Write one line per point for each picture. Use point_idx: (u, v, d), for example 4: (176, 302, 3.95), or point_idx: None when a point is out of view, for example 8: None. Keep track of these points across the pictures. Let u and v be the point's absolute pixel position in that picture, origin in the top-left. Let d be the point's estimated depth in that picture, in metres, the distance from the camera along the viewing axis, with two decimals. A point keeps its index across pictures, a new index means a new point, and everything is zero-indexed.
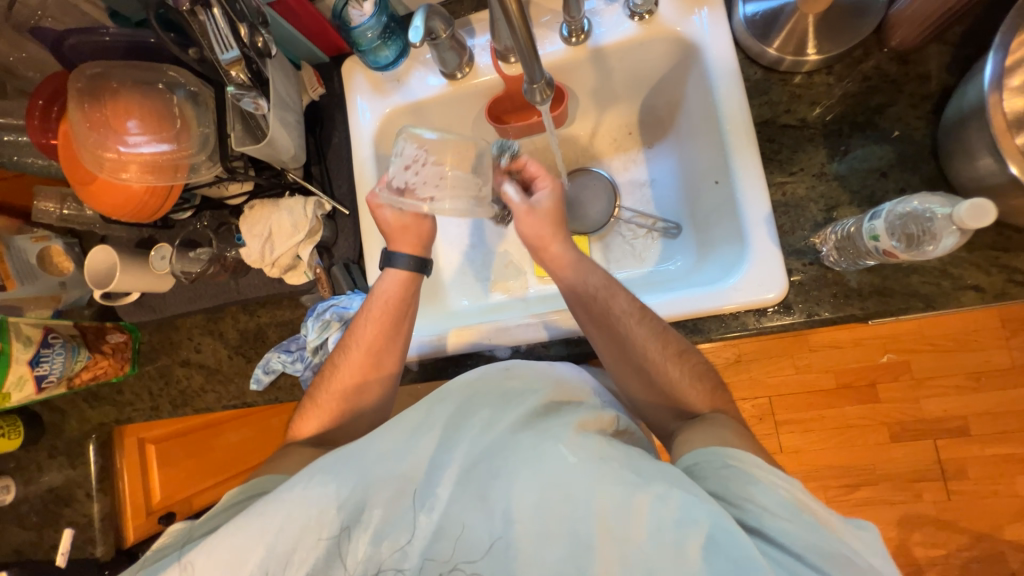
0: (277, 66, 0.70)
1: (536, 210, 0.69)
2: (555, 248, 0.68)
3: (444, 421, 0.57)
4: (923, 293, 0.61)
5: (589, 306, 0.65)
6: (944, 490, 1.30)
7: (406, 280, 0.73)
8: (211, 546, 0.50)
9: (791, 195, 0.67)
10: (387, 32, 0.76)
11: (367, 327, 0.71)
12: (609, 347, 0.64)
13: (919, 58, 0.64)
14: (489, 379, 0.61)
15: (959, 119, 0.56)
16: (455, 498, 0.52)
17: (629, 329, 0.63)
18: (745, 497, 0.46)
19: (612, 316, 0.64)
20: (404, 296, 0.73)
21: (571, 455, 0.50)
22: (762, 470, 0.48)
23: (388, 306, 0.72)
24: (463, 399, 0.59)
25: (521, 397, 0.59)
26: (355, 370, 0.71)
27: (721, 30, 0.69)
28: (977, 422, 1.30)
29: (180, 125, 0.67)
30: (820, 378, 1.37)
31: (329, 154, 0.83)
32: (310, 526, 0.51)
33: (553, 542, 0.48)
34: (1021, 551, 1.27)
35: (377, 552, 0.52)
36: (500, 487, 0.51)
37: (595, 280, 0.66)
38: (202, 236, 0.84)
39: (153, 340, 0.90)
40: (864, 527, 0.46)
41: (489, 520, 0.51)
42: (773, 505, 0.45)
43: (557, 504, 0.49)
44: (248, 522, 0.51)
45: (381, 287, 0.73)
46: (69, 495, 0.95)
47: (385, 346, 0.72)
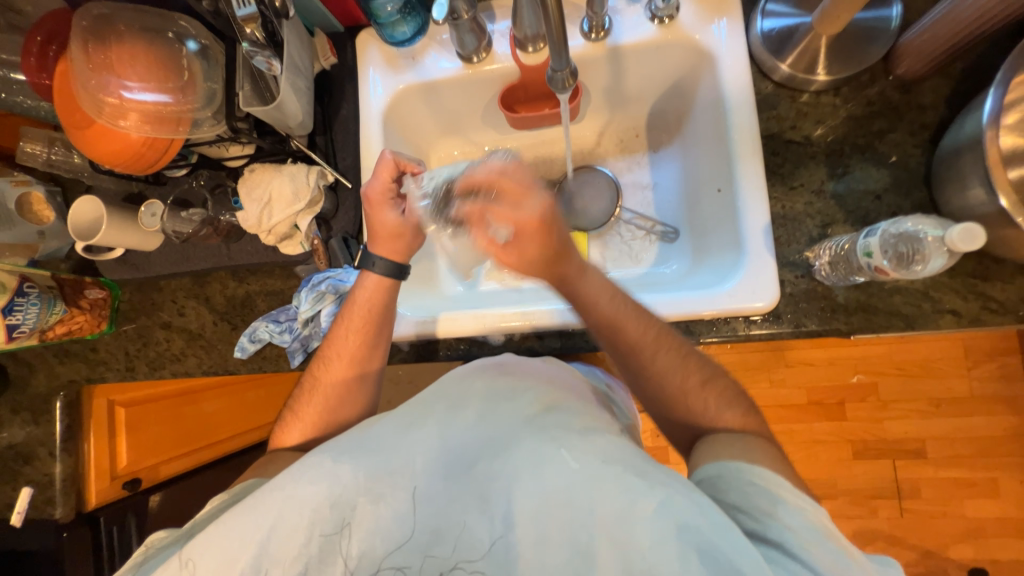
0: (292, 30, 0.69)
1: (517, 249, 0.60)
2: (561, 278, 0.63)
3: (439, 416, 0.58)
4: (904, 313, 0.63)
5: (607, 337, 0.64)
6: (898, 508, 1.37)
7: (381, 284, 0.72)
8: (201, 545, 0.52)
9: (790, 210, 0.69)
10: (407, 7, 0.75)
11: (344, 334, 0.72)
12: (628, 368, 0.65)
13: (920, 89, 0.67)
14: (484, 375, 0.63)
15: (954, 149, 0.59)
16: (455, 497, 0.54)
17: (650, 357, 0.63)
18: (770, 513, 0.47)
19: (629, 348, 0.63)
20: (379, 299, 0.72)
21: (573, 460, 0.52)
22: (789, 492, 0.49)
23: (366, 314, 0.71)
24: (458, 392, 0.61)
25: (522, 395, 0.61)
26: (335, 380, 0.72)
27: (738, 42, 0.71)
28: (934, 446, 1.36)
29: (187, 78, 0.64)
30: (792, 393, 1.42)
31: (335, 125, 0.82)
32: (303, 523, 0.52)
33: (553, 547, 0.50)
34: (962, 570, 1.34)
35: (372, 548, 0.52)
36: (500, 489, 0.53)
37: (608, 309, 0.63)
38: (196, 196, 0.81)
39: (133, 300, 0.87)
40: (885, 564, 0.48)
41: (489, 522, 0.52)
42: (797, 525, 0.46)
43: (557, 510, 0.50)
44: (237, 521, 0.53)
45: (359, 293, 0.72)
46: (31, 453, 0.91)
47: (364, 355, 0.72)
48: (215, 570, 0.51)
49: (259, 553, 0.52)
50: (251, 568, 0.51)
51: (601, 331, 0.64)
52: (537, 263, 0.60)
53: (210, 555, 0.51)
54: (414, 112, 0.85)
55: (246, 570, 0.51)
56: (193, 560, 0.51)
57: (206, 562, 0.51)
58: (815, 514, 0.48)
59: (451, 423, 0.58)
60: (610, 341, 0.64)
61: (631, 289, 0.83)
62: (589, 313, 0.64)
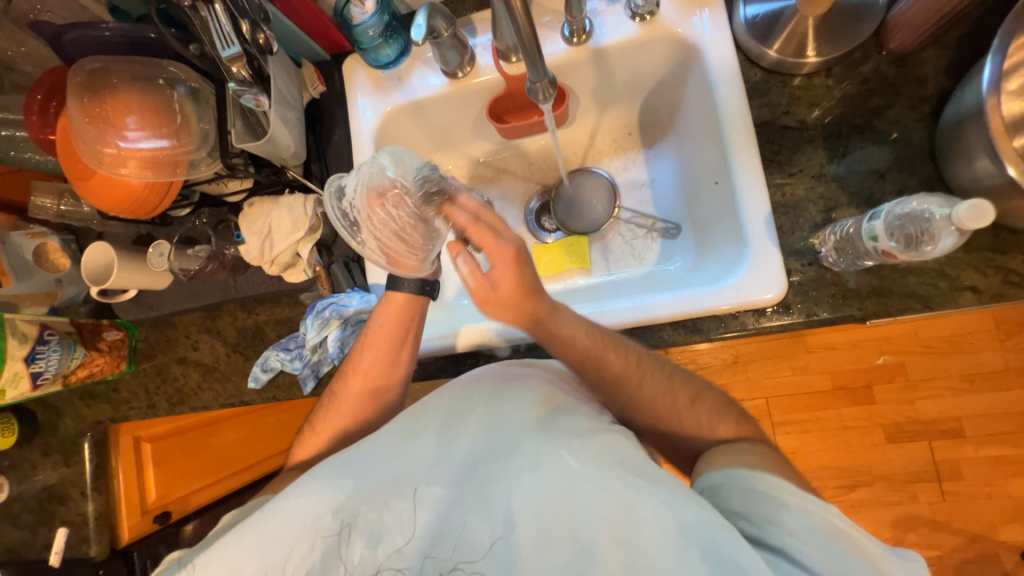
0: (278, 64, 0.70)
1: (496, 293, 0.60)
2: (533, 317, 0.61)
3: (441, 424, 0.58)
4: (921, 294, 0.61)
5: (587, 372, 0.64)
6: (938, 491, 1.31)
7: (406, 306, 0.71)
8: (212, 554, 0.54)
9: (791, 196, 0.67)
10: (389, 29, 0.76)
11: (365, 353, 0.72)
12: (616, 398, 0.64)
13: (917, 61, 0.65)
14: (486, 378, 0.62)
15: (957, 121, 0.57)
16: (458, 501, 0.54)
17: (636, 387, 0.63)
18: (771, 522, 0.46)
19: (611, 377, 0.63)
20: (403, 321, 0.71)
21: (573, 460, 0.52)
22: (792, 494, 0.47)
23: (385, 332, 0.71)
24: (459, 396, 0.61)
25: (519, 397, 0.59)
26: (352, 399, 0.73)
27: (722, 31, 0.70)
28: (972, 424, 1.31)
29: (180, 122, 0.66)
30: (816, 379, 1.38)
31: (329, 151, 0.83)
32: (306, 533, 0.53)
33: (555, 547, 0.49)
34: (1014, 552, 1.28)
35: (373, 554, 0.53)
36: (503, 493, 0.53)
37: (586, 342, 0.62)
38: (200, 233, 0.83)
39: (149, 338, 0.90)
40: (908, 556, 0.46)
41: (491, 524, 0.52)
42: (804, 530, 0.45)
43: (559, 509, 0.50)
44: (247, 531, 0.54)
45: (380, 314, 0.72)
46: (64, 494, 0.94)
47: (384, 375, 0.73)
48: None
49: (263, 566, 0.53)
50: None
51: (579, 343, 0.63)
52: (516, 296, 0.59)
53: (219, 564, 0.53)
54: (405, 132, 0.85)
55: None
56: (200, 569, 0.53)
57: (214, 569, 0.53)
58: (822, 516, 0.46)
59: (453, 431, 0.58)
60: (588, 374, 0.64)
61: (637, 289, 0.82)
62: (587, 329, 0.63)
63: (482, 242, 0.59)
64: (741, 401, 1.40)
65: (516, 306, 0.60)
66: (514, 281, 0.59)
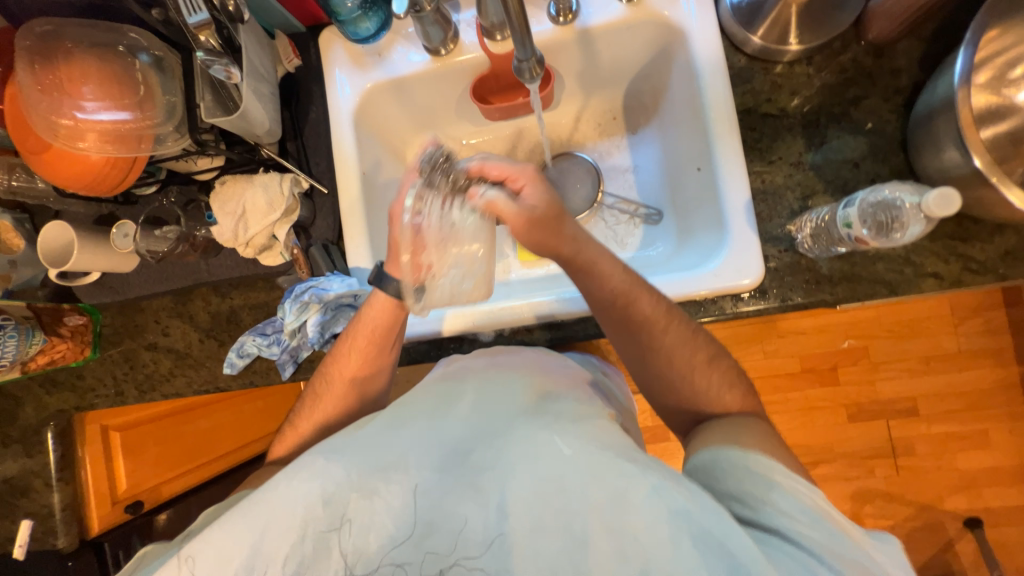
0: (250, 34, 0.66)
1: (529, 214, 0.57)
2: (567, 249, 0.60)
3: (434, 413, 0.61)
4: (887, 280, 0.64)
5: (612, 312, 0.63)
6: (894, 466, 1.40)
7: (390, 305, 0.68)
8: (204, 541, 0.53)
9: (770, 183, 0.68)
10: (368, 2, 0.72)
11: (353, 352, 0.71)
12: (635, 340, 0.64)
13: (893, 53, 0.66)
14: (474, 366, 0.66)
15: (928, 112, 0.59)
16: (450, 489, 0.54)
17: (660, 331, 0.63)
18: (763, 498, 0.49)
19: (636, 321, 0.62)
20: (388, 321, 0.69)
21: (566, 447, 0.53)
22: (782, 475, 0.50)
23: (374, 332, 0.70)
24: (452, 387, 0.64)
25: (513, 391, 0.62)
26: (337, 397, 0.72)
27: (708, 16, 0.70)
28: (926, 403, 1.39)
29: (144, 92, 0.62)
30: (786, 362, 1.44)
31: (305, 129, 0.80)
32: (295, 523, 0.53)
33: (548, 534, 0.50)
34: (958, 520, 1.38)
35: (364, 545, 0.52)
36: (495, 480, 0.54)
37: (618, 282, 0.62)
38: (168, 213, 0.78)
39: (115, 323, 0.86)
40: (886, 540, 0.50)
41: (484, 512, 0.52)
42: (795, 509, 0.48)
43: (550, 497, 0.51)
44: (233, 523, 0.53)
45: (365, 312, 0.69)
46: (26, 485, 0.90)
47: (370, 373, 0.72)
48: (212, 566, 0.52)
49: (252, 555, 0.52)
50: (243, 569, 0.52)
51: (608, 309, 0.63)
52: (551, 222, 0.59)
53: (214, 548, 0.52)
54: (385, 110, 0.83)
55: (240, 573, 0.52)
56: (193, 556, 0.52)
57: (204, 557, 0.52)
58: (812, 498, 0.49)
59: (444, 419, 0.60)
60: (612, 319, 0.63)
61: None
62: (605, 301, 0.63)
63: (501, 171, 0.59)
64: None
65: (545, 237, 0.59)
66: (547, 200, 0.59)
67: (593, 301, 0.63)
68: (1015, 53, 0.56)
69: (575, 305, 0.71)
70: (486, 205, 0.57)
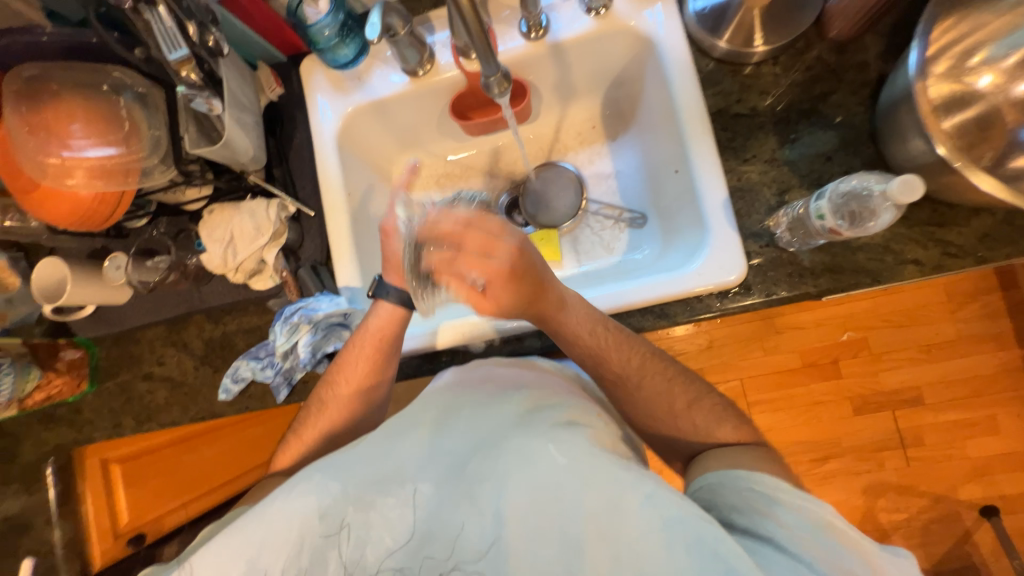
0: (230, 66, 0.69)
1: (493, 286, 0.57)
2: (550, 292, 0.61)
3: (429, 424, 0.59)
4: (869, 269, 0.64)
5: (596, 358, 0.65)
6: (903, 457, 1.38)
7: (395, 314, 0.71)
8: (204, 554, 0.54)
9: (747, 181, 0.70)
10: (345, 29, 0.74)
11: (358, 362, 0.72)
12: (618, 382, 0.66)
13: (856, 48, 0.68)
14: (469, 377, 0.64)
15: (892, 103, 0.60)
16: (448, 497, 0.54)
17: (637, 383, 0.66)
18: (759, 512, 0.50)
19: (615, 369, 0.65)
20: (391, 330, 0.71)
21: (561, 456, 0.52)
22: (785, 493, 0.51)
23: (378, 342, 0.71)
24: (447, 394, 0.62)
25: (508, 397, 0.61)
26: (338, 409, 0.72)
27: (674, 24, 0.72)
28: (930, 391, 1.38)
29: (129, 128, 0.64)
30: (786, 358, 1.43)
31: (291, 155, 0.82)
32: (292, 536, 0.53)
33: (545, 542, 0.49)
34: (973, 509, 1.36)
35: (361, 557, 0.53)
36: (491, 489, 0.53)
37: (594, 331, 0.64)
38: (159, 243, 0.80)
39: (110, 356, 0.86)
40: (898, 555, 0.48)
41: (481, 520, 0.52)
42: (794, 522, 0.48)
43: (545, 507, 0.50)
44: (227, 540, 0.54)
45: (370, 322, 0.72)
46: (26, 523, 0.94)
47: (373, 385, 0.73)
48: None
49: (250, 568, 0.53)
50: None
51: (586, 357, 0.66)
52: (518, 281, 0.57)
53: (213, 563, 0.53)
54: (368, 132, 0.85)
55: None
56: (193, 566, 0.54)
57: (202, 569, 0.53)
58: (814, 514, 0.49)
59: (440, 429, 0.59)
60: (597, 365, 0.66)
61: (607, 279, 0.83)
62: (578, 338, 0.64)
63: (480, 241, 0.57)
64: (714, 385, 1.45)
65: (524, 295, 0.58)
66: (523, 268, 0.57)
67: (576, 351, 0.66)
68: (971, 40, 0.60)
69: None
70: (456, 231, 0.58)
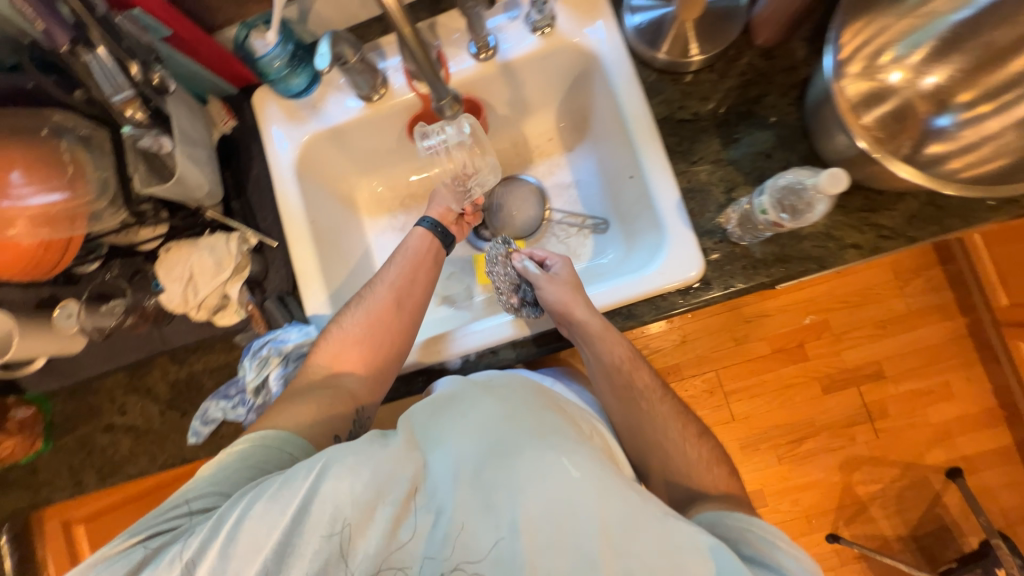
0: (178, 102, 0.68)
1: (557, 278, 0.72)
2: (579, 312, 0.68)
3: (443, 426, 0.57)
4: (815, 255, 0.68)
5: (613, 378, 0.71)
6: (873, 430, 1.45)
7: (430, 239, 0.79)
8: (243, 519, 0.52)
9: (696, 181, 0.73)
10: (295, 60, 0.74)
11: (396, 268, 0.76)
12: (625, 403, 0.71)
13: (782, 53, 0.73)
14: (473, 386, 0.62)
15: (816, 102, 0.65)
16: (461, 502, 0.51)
17: (654, 399, 0.70)
18: (771, 555, 0.53)
19: (634, 390, 0.70)
20: (428, 247, 0.79)
21: (576, 469, 0.51)
22: (786, 541, 0.54)
23: (414, 258, 0.77)
24: (454, 400, 0.60)
25: (522, 401, 0.60)
26: (364, 328, 0.72)
27: (615, 39, 0.76)
28: (889, 364, 1.46)
29: (74, 172, 0.62)
30: (756, 346, 1.49)
31: (248, 186, 0.81)
32: (320, 519, 0.51)
33: (557, 555, 0.48)
34: (940, 473, 1.43)
35: (380, 550, 0.51)
36: (504, 497, 0.50)
37: (622, 353, 0.70)
38: (114, 287, 0.77)
39: (67, 409, 0.82)
40: None
41: (494, 528, 0.50)
42: (800, 569, 0.51)
43: (560, 522, 0.49)
44: (264, 508, 0.52)
45: (409, 242, 0.79)
46: None
47: (408, 293, 0.75)
48: (247, 545, 0.51)
49: (283, 539, 0.51)
50: (274, 553, 0.51)
51: (615, 387, 0.71)
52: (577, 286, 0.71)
53: (250, 533, 0.51)
54: (328, 159, 0.85)
55: (268, 559, 0.51)
56: (235, 522, 0.52)
57: (247, 530, 0.51)
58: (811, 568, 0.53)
59: (450, 435, 0.56)
60: (616, 390, 0.71)
61: None
62: (604, 355, 0.70)
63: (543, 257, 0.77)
64: (691, 378, 1.50)
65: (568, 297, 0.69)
66: (570, 271, 0.73)
67: (602, 369, 0.72)
68: (875, 45, 0.66)
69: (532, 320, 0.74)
70: (521, 270, 0.75)
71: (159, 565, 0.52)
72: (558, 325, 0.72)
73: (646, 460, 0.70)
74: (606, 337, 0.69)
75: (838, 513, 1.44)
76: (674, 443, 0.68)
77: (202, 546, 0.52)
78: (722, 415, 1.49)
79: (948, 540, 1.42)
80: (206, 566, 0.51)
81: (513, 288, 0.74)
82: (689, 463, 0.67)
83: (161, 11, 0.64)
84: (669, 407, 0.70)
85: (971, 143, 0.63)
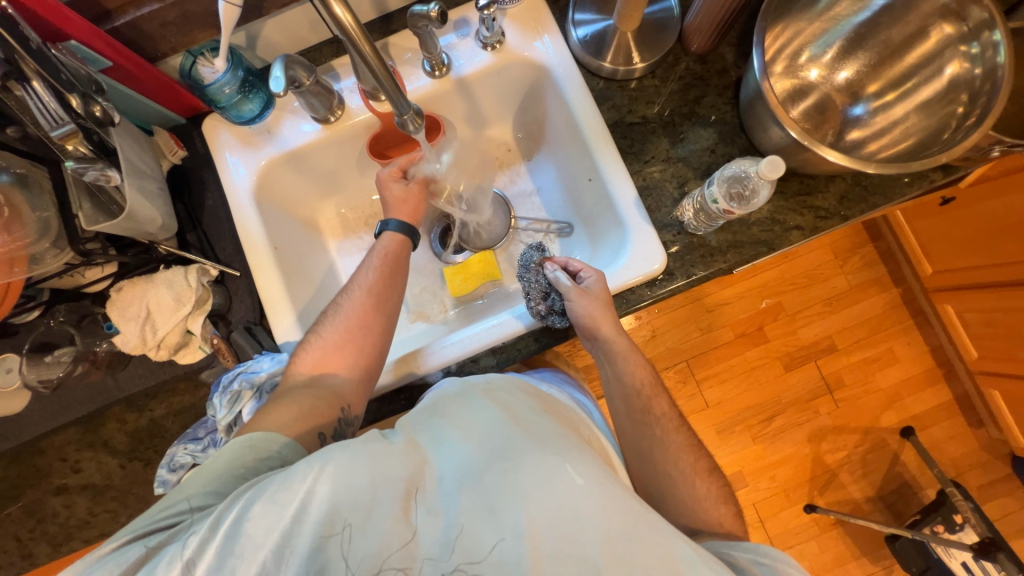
0: (123, 134, 0.65)
1: (588, 293, 0.70)
2: (607, 328, 0.70)
3: (443, 429, 0.57)
4: (765, 239, 0.74)
5: (630, 402, 0.73)
6: (833, 401, 1.55)
7: (400, 240, 0.77)
8: (247, 517, 0.49)
9: (651, 179, 0.78)
10: (246, 85, 0.74)
11: (369, 272, 0.74)
12: (629, 410, 0.73)
13: (714, 58, 0.80)
14: (475, 388, 0.62)
15: (749, 100, 0.71)
16: (465, 506, 0.51)
17: (653, 402, 0.73)
18: None
19: (652, 417, 0.72)
20: (400, 251, 0.77)
21: (579, 476, 0.51)
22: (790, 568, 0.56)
23: (386, 259, 0.75)
24: (456, 402, 0.60)
25: (521, 406, 0.60)
26: (340, 341, 0.68)
27: (563, 51, 0.79)
28: (840, 337, 1.58)
29: (9, 215, 0.59)
30: (720, 333, 1.57)
31: (204, 217, 0.78)
32: (318, 518, 0.49)
33: (563, 562, 0.48)
34: (896, 433, 1.54)
35: (376, 550, 0.49)
36: (509, 503, 0.50)
37: (642, 376, 0.74)
38: (58, 334, 0.70)
39: (11, 475, 0.75)
40: None
41: (499, 533, 0.49)
42: None
43: (564, 528, 0.49)
44: (263, 509, 0.49)
45: (379, 245, 0.77)
46: None
47: (381, 296, 0.72)
48: (247, 550, 0.48)
49: (281, 542, 0.49)
50: (271, 557, 0.48)
51: (626, 390, 0.73)
52: (608, 305, 0.71)
53: (248, 532, 0.48)
54: (286, 183, 0.83)
55: (262, 564, 0.48)
56: (240, 521, 0.49)
57: (252, 529, 0.48)
58: None
59: (453, 441, 0.56)
60: (628, 406, 0.73)
61: None
62: (625, 377, 0.73)
63: (580, 266, 0.74)
64: (664, 370, 1.55)
65: (598, 310, 0.70)
66: (604, 291, 0.71)
67: (621, 390, 0.74)
68: (788, 48, 0.74)
69: (511, 324, 0.75)
70: (552, 279, 0.73)
71: (158, 566, 0.48)
72: (581, 336, 0.75)
73: (633, 450, 0.72)
74: (625, 360, 0.73)
75: (812, 484, 1.52)
76: (654, 431, 0.71)
77: (202, 545, 0.48)
78: (697, 404, 1.55)
79: (910, 495, 1.52)
80: (204, 567, 0.48)
81: (542, 295, 0.74)
82: (664, 445, 0.71)
83: (99, 42, 0.62)
84: (658, 418, 0.72)
85: (883, 128, 0.72)
